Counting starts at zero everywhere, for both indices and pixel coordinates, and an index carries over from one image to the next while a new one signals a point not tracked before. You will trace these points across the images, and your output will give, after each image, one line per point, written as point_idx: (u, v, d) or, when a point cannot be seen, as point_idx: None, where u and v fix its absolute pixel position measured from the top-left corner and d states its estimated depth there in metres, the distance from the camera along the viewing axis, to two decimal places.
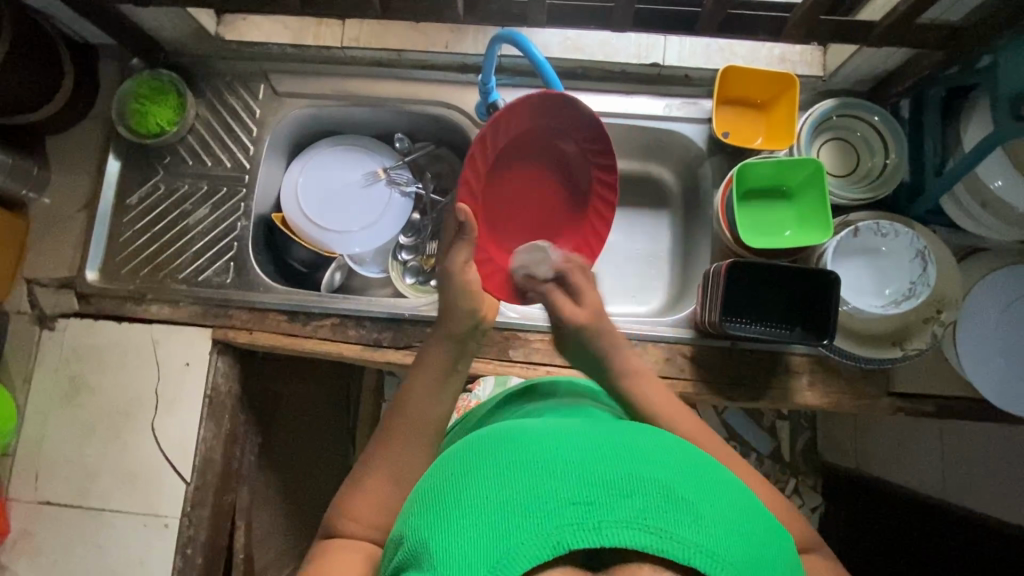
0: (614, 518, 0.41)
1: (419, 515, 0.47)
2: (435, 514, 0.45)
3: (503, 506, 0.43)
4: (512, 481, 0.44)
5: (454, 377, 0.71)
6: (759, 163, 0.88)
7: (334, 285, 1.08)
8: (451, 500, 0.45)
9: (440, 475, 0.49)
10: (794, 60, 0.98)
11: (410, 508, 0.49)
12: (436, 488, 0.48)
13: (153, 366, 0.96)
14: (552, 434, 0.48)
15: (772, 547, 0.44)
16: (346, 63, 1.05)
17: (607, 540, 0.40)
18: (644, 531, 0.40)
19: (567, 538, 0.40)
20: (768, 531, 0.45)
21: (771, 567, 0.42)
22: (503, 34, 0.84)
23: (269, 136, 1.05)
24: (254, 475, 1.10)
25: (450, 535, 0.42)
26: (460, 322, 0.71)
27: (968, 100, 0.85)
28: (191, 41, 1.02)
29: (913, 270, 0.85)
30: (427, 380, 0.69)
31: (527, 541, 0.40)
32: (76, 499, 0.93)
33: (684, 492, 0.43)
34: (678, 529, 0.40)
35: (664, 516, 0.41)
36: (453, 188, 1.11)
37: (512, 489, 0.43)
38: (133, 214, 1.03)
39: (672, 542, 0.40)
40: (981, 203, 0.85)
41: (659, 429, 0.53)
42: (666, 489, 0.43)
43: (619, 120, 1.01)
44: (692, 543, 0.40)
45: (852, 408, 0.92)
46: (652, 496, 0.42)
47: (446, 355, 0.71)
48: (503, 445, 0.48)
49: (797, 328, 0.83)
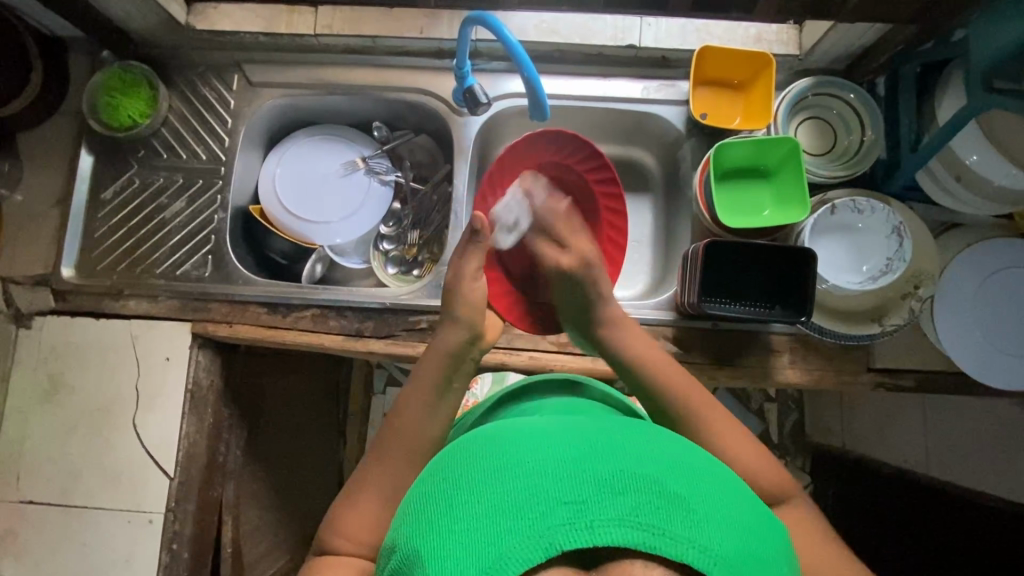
0: (606, 517, 0.42)
1: (412, 523, 0.48)
2: (428, 522, 0.46)
3: (496, 510, 0.44)
4: (504, 484, 0.45)
5: (448, 392, 0.74)
6: (733, 144, 0.88)
7: (315, 277, 1.07)
8: (445, 506, 0.46)
9: (434, 481, 0.50)
10: (770, 39, 0.97)
11: (404, 516, 0.50)
12: (430, 494, 0.49)
13: (132, 363, 0.95)
14: (543, 434, 0.50)
15: (765, 539, 0.46)
16: (319, 51, 1.03)
17: (601, 539, 0.41)
18: (635, 528, 0.41)
19: (559, 540, 0.41)
20: (760, 522, 0.47)
21: (763, 560, 0.44)
22: (475, 16, 0.82)
23: (245, 127, 1.04)
24: (240, 470, 1.09)
25: (445, 541, 0.43)
26: (455, 340, 0.76)
27: (942, 75, 0.85)
28: (160, 31, 1.00)
29: (889, 246, 0.85)
30: (425, 392, 0.73)
31: (520, 544, 0.41)
32: (59, 498, 0.93)
33: (674, 488, 0.45)
34: (669, 525, 0.42)
35: (656, 513, 0.42)
36: (433, 176, 1.11)
37: (504, 493, 0.44)
38: (108, 209, 1.01)
39: (664, 539, 0.41)
40: (957, 176, 0.86)
41: (650, 425, 0.54)
42: (657, 486, 0.44)
43: (597, 103, 1.01)
44: (683, 538, 0.41)
45: (833, 385, 0.92)
46: (643, 494, 0.43)
47: (438, 372, 0.75)
48: (494, 446, 0.49)
49: (775, 306, 0.83)
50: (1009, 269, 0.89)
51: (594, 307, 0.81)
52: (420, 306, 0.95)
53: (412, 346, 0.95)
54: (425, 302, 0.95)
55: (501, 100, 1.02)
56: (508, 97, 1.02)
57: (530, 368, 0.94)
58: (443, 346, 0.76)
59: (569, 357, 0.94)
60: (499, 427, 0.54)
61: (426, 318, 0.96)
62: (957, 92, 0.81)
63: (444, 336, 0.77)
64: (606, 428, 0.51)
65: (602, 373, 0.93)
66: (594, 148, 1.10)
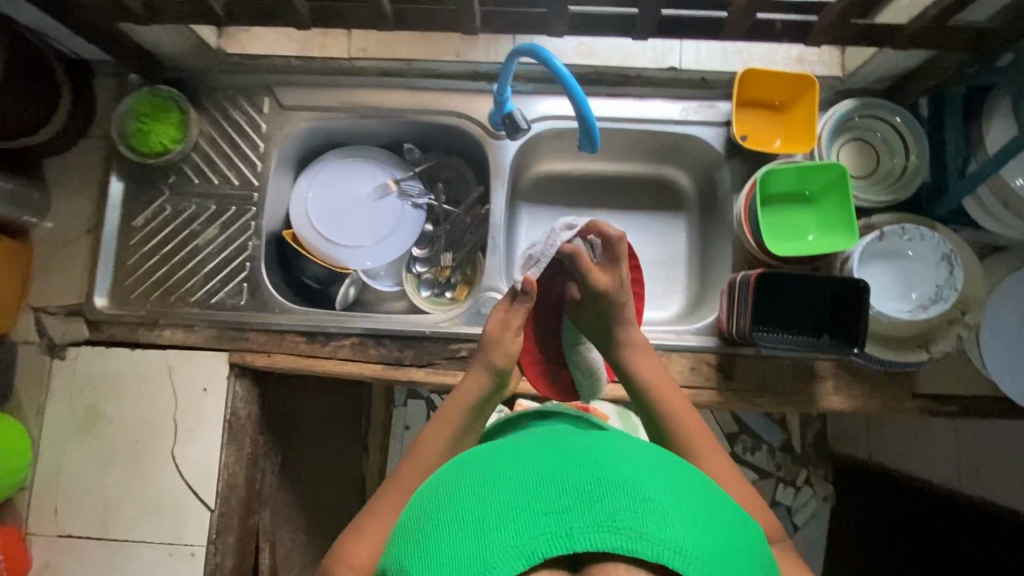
0: (583, 523, 0.42)
1: (402, 544, 0.48)
2: (416, 541, 0.47)
3: (476, 526, 0.44)
4: (485, 499, 0.46)
5: (468, 434, 0.76)
6: (781, 169, 0.87)
7: (348, 300, 1.06)
8: (429, 523, 0.47)
9: (423, 502, 0.51)
10: (812, 60, 0.97)
11: (393, 540, 0.50)
12: (418, 515, 0.50)
13: (169, 394, 0.94)
14: (522, 451, 0.51)
15: (736, 536, 0.46)
16: (353, 74, 1.02)
17: (579, 545, 0.41)
18: (612, 532, 0.41)
19: (539, 548, 0.42)
20: (732, 521, 0.47)
21: (735, 557, 0.44)
22: (522, 47, 0.81)
23: (277, 151, 1.02)
24: (275, 496, 1.09)
25: (428, 556, 0.44)
26: (481, 387, 0.77)
27: (989, 99, 0.84)
28: (192, 55, 0.98)
29: (939, 274, 0.84)
30: (446, 431, 0.74)
31: (501, 556, 0.42)
32: (99, 531, 0.92)
33: (648, 491, 0.45)
34: (645, 526, 0.42)
35: (630, 515, 0.42)
36: (465, 198, 1.09)
37: (485, 506, 0.45)
38: (139, 236, 1.00)
39: (640, 540, 0.41)
40: (1003, 202, 0.84)
41: (622, 435, 0.55)
42: (632, 490, 0.44)
43: (636, 124, 0.99)
44: (659, 539, 0.41)
45: (878, 411, 0.92)
46: (618, 498, 0.44)
47: (463, 414, 0.76)
48: (475, 468, 0.50)
49: (823, 335, 0.83)
50: None
51: (616, 323, 0.80)
52: (461, 334, 0.94)
53: (454, 374, 0.94)
54: (466, 330, 0.95)
55: (537, 122, 1.00)
56: (544, 119, 1.00)
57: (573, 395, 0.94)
58: (466, 393, 0.77)
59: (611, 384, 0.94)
60: (481, 447, 0.55)
61: (467, 347, 0.95)
62: (1006, 118, 0.81)
63: (468, 380, 0.78)
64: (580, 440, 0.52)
65: None
66: (628, 167, 1.09)
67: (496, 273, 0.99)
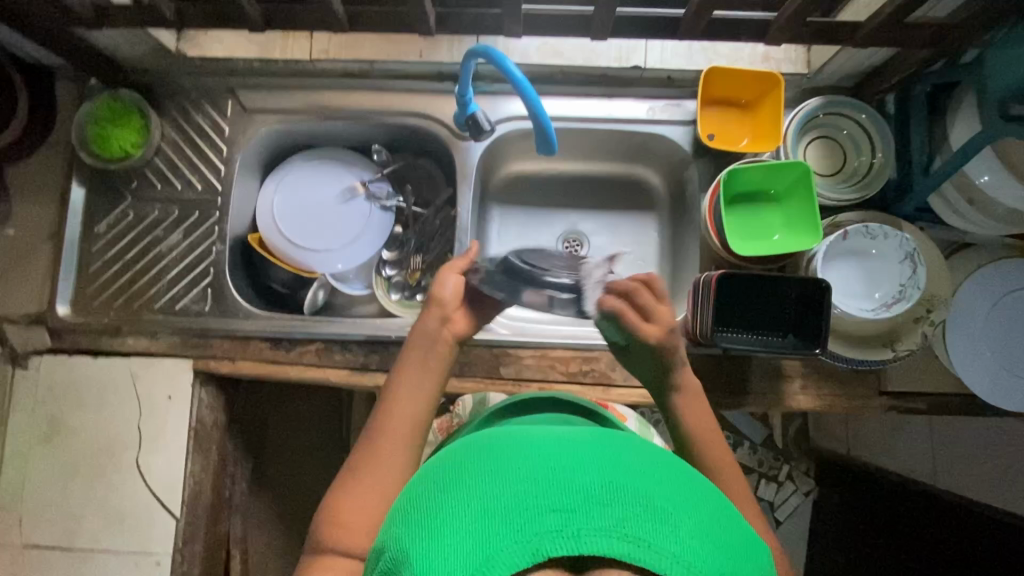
0: (593, 526, 0.41)
1: (400, 527, 0.47)
2: (418, 526, 0.45)
3: (483, 513, 0.43)
4: (496, 490, 0.44)
5: (433, 374, 0.77)
6: (746, 169, 0.87)
7: (317, 304, 1.06)
8: (432, 511, 0.45)
9: (426, 486, 0.50)
10: (778, 57, 0.96)
11: (391, 521, 0.49)
12: (421, 499, 0.48)
13: (133, 403, 0.93)
14: (533, 443, 0.49)
15: (745, 556, 0.44)
16: (316, 76, 1.01)
17: (586, 548, 0.40)
18: (621, 539, 0.40)
19: (546, 546, 0.40)
20: (742, 541, 0.46)
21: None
22: (477, 48, 0.80)
23: (240, 155, 1.01)
24: (245, 503, 1.07)
25: (434, 538, 0.43)
26: (433, 324, 0.78)
27: (954, 95, 0.84)
28: (150, 58, 0.97)
29: (902, 272, 0.84)
30: (410, 378, 0.76)
31: (507, 550, 0.40)
32: (64, 541, 0.91)
33: (662, 502, 0.44)
34: (657, 538, 0.40)
35: (642, 524, 0.41)
36: (434, 199, 1.08)
37: (495, 495, 0.44)
38: (102, 242, 0.99)
39: (649, 551, 0.40)
40: (969, 200, 0.85)
41: (638, 440, 0.53)
42: (646, 498, 0.43)
43: (602, 125, 0.98)
44: (669, 553, 0.40)
45: (845, 409, 0.92)
46: (632, 505, 0.42)
47: (421, 353, 0.77)
48: (485, 456, 0.49)
49: (789, 335, 0.82)
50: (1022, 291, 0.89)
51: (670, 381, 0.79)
52: None
53: None
54: None
55: (503, 123, 0.99)
56: (510, 120, 0.99)
57: None
58: (424, 325, 0.78)
59: (579, 387, 0.93)
60: (490, 437, 0.53)
61: None
62: (969, 114, 0.80)
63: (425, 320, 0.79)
64: (593, 439, 0.51)
65: (612, 402, 0.92)
66: (598, 167, 1.08)
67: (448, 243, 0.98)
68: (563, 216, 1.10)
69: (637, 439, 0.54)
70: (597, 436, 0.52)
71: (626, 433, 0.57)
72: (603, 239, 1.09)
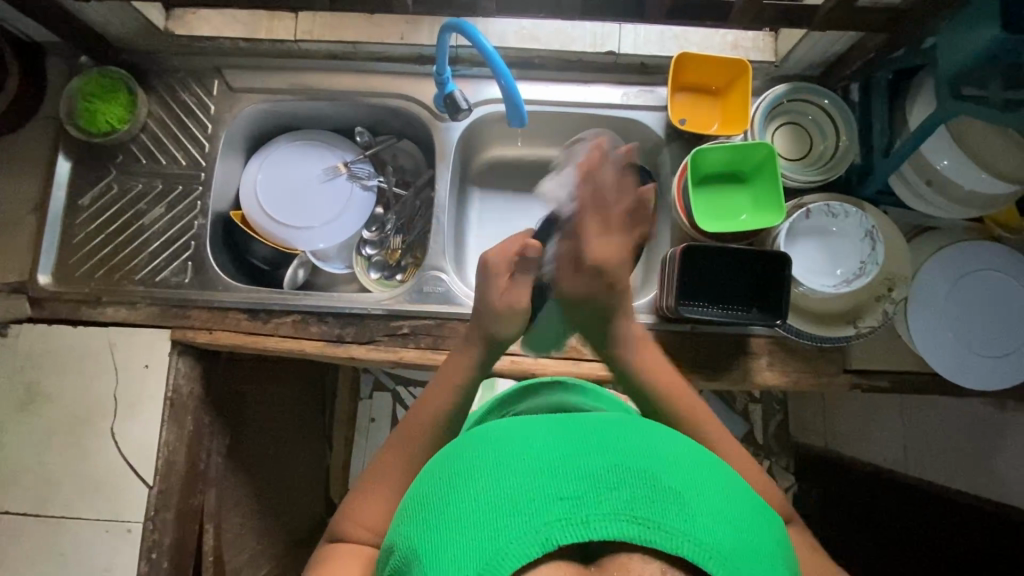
0: (601, 512, 0.42)
1: (409, 522, 0.48)
2: (426, 521, 0.46)
3: (492, 505, 0.44)
4: (502, 481, 0.45)
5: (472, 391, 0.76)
6: (712, 149, 0.89)
7: (297, 282, 1.08)
8: (442, 505, 0.46)
9: (433, 480, 0.50)
10: (746, 46, 0.99)
11: (399, 515, 0.50)
12: (426, 494, 0.48)
13: (110, 371, 0.94)
14: (537, 430, 0.50)
15: (758, 529, 0.46)
16: (301, 57, 1.03)
17: (596, 533, 0.41)
18: (630, 522, 0.41)
19: (555, 535, 0.41)
20: (754, 513, 0.47)
21: (758, 546, 0.44)
22: (452, 23, 0.83)
23: (225, 132, 1.03)
24: (222, 478, 1.08)
25: (446, 536, 0.44)
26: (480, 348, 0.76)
27: (913, 82, 0.87)
28: (139, 36, 1.00)
29: (863, 249, 0.87)
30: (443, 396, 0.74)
31: (517, 541, 0.41)
32: (36, 508, 0.91)
33: (667, 480, 0.45)
34: (665, 518, 0.42)
35: (651, 506, 0.42)
36: (416, 180, 1.11)
37: (502, 487, 0.45)
38: (85, 215, 1.01)
39: (657, 531, 0.41)
40: (928, 181, 0.87)
41: (641, 419, 0.54)
42: (654, 478, 0.44)
43: (577, 109, 1.01)
44: (679, 531, 0.41)
45: (811, 386, 0.94)
46: (639, 485, 0.44)
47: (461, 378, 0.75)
48: (488, 447, 0.49)
49: (753, 309, 0.86)
50: (981, 271, 0.91)
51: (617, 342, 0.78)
52: (404, 311, 0.95)
53: (395, 351, 0.95)
54: (408, 307, 0.96)
55: (482, 106, 1.02)
56: (488, 103, 1.02)
57: (513, 371, 0.95)
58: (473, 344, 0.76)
59: (551, 361, 0.95)
60: (493, 425, 0.54)
61: (409, 323, 0.96)
62: (926, 97, 0.83)
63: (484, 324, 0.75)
64: (596, 420, 0.51)
65: (583, 375, 0.94)
66: None
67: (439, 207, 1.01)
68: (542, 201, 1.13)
69: (640, 418, 0.54)
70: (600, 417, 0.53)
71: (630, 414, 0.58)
72: None
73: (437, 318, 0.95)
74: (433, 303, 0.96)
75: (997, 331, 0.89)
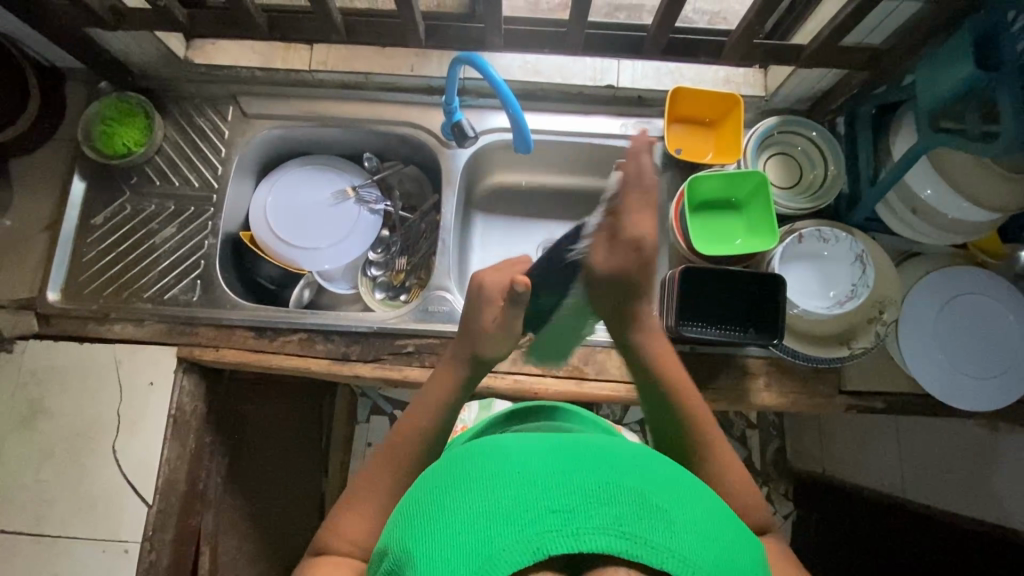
0: (591, 526, 0.42)
1: (403, 527, 0.48)
2: (420, 526, 0.46)
3: (485, 514, 0.44)
4: (494, 493, 0.45)
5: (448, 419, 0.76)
6: (708, 176, 0.94)
7: (302, 302, 1.09)
8: (435, 511, 0.46)
9: (427, 490, 0.50)
10: (738, 81, 1.05)
11: (393, 524, 0.50)
12: (420, 504, 0.49)
13: (114, 388, 0.94)
14: (533, 448, 0.51)
15: (742, 554, 0.46)
16: (314, 86, 1.08)
17: (585, 546, 0.41)
18: (618, 536, 0.41)
19: (546, 545, 0.41)
20: (740, 539, 0.47)
21: (741, 570, 0.44)
22: (463, 56, 0.88)
23: (238, 156, 1.07)
24: (220, 499, 1.07)
25: (436, 542, 0.44)
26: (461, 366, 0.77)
27: (896, 116, 0.92)
28: (160, 64, 1.04)
29: (854, 273, 0.91)
30: (418, 422, 0.74)
31: (507, 547, 0.41)
32: (31, 526, 0.90)
33: (657, 500, 0.45)
34: (652, 535, 0.42)
35: (640, 522, 0.42)
36: (421, 205, 1.14)
37: (495, 499, 0.45)
38: (97, 233, 1.03)
39: (645, 547, 0.41)
40: (913, 209, 0.92)
41: (633, 444, 0.55)
42: (643, 498, 0.44)
43: (578, 138, 1.06)
44: (665, 548, 0.41)
45: (807, 406, 0.96)
46: (629, 503, 0.44)
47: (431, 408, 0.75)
48: (486, 460, 0.49)
49: (750, 329, 0.89)
50: (967, 295, 0.94)
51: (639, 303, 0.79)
52: (408, 330, 0.97)
53: (399, 369, 0.97)
54: (412, 326, 0.97)
55: (487, 134, 1.07)
56: (494, 132, 1.07)
57: (515, 391, 0.96)
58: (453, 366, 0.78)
59: (553, 380, 0.97)
60: (489, 442, 0.54)
61: (414, 342, 0.98)
62: (908, 130, 0.88)
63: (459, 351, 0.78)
64: (589, 443, 0.52)
65: (585, 395, 0.96)
66: (575, 179, 1.15)
67: (444, 274, 1.02)
68: (543, 224, 1.17)
69: (630, 442, 0.55)
70: (594, 440, 0.54)
71: (625, 438, 0.58)
72: None
73: (440, 337, 0.97)
74: (437, 323, 0.97)
75: (986, 353, 0.92)
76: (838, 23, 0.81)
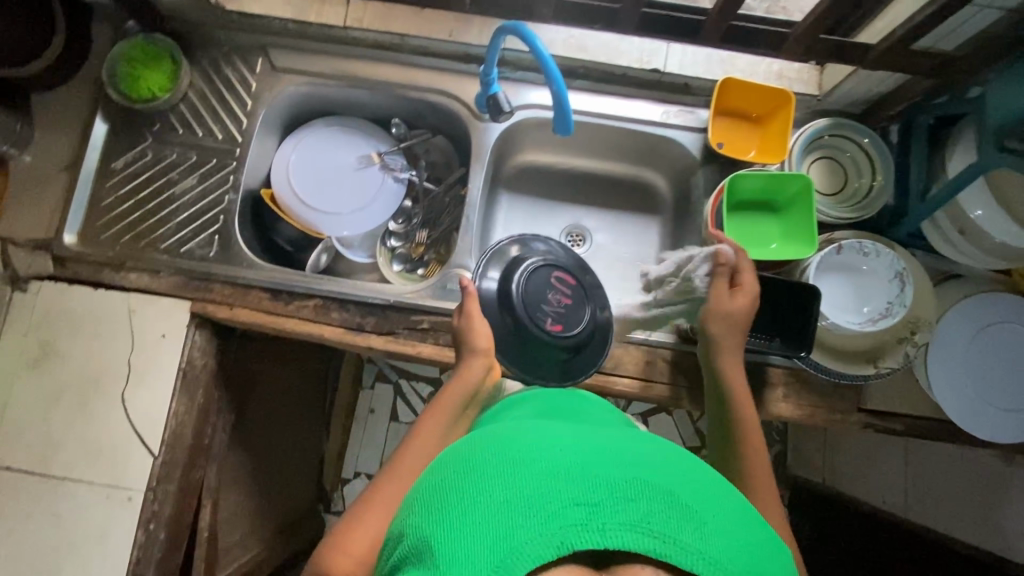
0: (618, 522, 0.40)
1: (417, 510, 0.46)
2: (436, 512, 0.44)
3: (508, 502, 0.42)
4: (518, 480, 0.43)
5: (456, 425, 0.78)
6: (749, 175, 0.89)
7: (319, 266, 1.07)
8: (454, 496, 0.44)
9: (443, 473, 0.48)
10: (791, 77, 1.01)
11: (407, 505, 0.48)
12: (436, 487, 0.46)
13: (127, 337, 0.94)
14: (557, 435, 0.49)
15: (773, 557, 0.44)
16: (347, 43, 1.04)
17: (610, 542, 0.40)
18: (647, 535, 0.40)
19: (572, 539, 0.40)
20: (770, 543, 0.45)
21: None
22: (508, 25, 0.83)
23: (263, 111, 1.03)
24: (225, 454, 1.06)
25: (455, 528, 0.42)
26: (475, 375, 0.80)
27: (954, 129, 0.87)
28: (190, 6, 1.00)
29: (891, 290, 0.88)
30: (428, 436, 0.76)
31: (532, 539, 0.40)
32: (38, 466, 0.90)
33: (686, 499, 0.43)
34: (682, 535, 0.40)
35: (669, 521, 0.41)
36: (446, 177, 1.11)
37: (518, 487, 0.43)
38: (117, 179, 1.01)
39: (674, 547, 0.40)
40: (960, 230, 0.87)
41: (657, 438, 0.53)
42: (673, 495, 0.43)
43: (616, 122, 1.01)
44: (694, 549, 0.40)
45: (824, 421, 0.93)
46: (658, 500, 0.42)
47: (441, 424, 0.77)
48: (509, 444, 0.47)
49: (776, 339, 0.87)
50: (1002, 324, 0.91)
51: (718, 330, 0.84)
52: (425, 306, 0.95)
53: (412, 345, 0.95)
54: (429, 302, 0.95)
55: (523, 110, 1.02)
56: (531, 108, 1.02)
57: None
58: (469, 375, 0.80)
59: None
60: (510, 427, 0.52)
61: (429, 318, 0.96)
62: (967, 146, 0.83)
63: (469, 365, 0.81)
64: (614, 436, 0.50)
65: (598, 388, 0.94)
66: (606, 165, 1.12)
67: (465, 252, 1.00)
68: (568, 209, 1.14)
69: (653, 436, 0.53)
70: (618, 433, 0.52)
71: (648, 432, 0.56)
72: (605, 236, 1.12)
73: None
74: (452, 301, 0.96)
75: (1016, 385, 0.89)
76: (913, 24, 0.76)
